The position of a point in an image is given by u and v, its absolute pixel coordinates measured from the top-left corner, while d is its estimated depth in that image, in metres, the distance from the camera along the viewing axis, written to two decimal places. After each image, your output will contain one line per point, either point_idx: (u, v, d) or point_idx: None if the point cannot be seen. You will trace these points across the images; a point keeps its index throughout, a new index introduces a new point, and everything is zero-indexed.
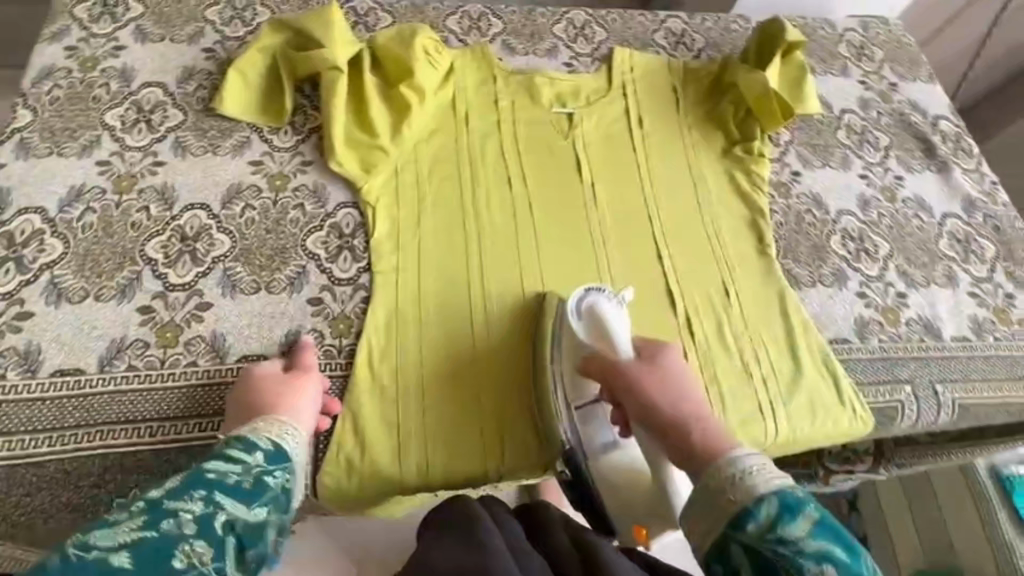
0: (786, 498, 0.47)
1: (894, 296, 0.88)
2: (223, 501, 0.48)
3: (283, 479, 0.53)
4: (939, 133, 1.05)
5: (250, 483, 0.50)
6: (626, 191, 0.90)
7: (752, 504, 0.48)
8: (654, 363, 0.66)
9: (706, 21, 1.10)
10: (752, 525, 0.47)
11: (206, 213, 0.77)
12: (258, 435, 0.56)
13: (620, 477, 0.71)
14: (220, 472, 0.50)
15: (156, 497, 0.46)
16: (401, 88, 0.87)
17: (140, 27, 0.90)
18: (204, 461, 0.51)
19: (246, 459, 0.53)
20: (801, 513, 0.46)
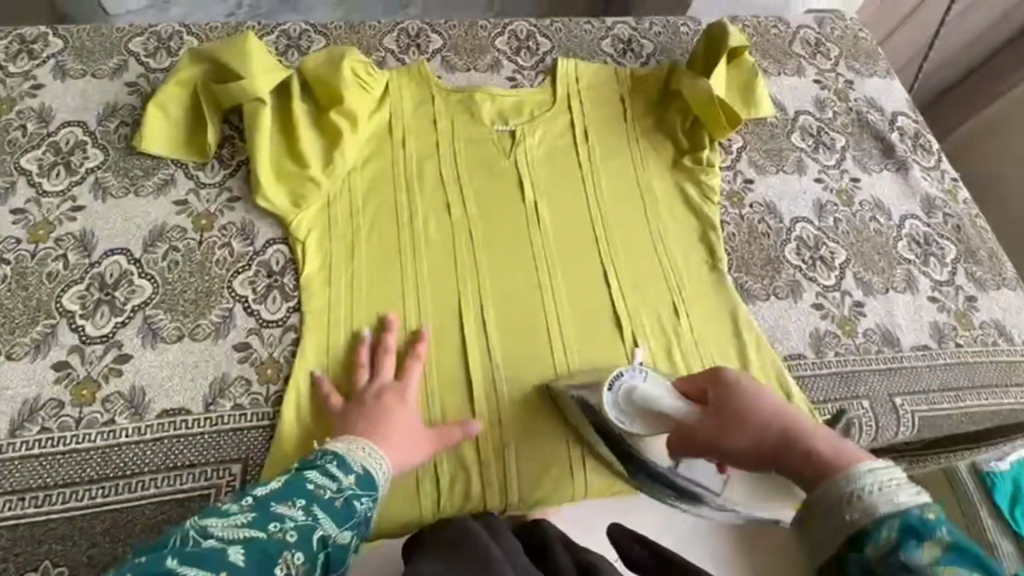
0: (909, 520, 0.42)
1: (851, 306, 0.85)
2: (319, 515, 0.55)
3: (368, 506, 0.59)
4: (897, 131, 1.02)
5: (341, 503, 0.57)
6: (572, 210, 0.87)
7: (870, 525, 0.43)
8: (722, 405, 0.57)
9: (655, 25, 1.07)
10: (872, 545, 0.43)
11: (127, 259, 0.74)
12: (353, 457, 0.61)
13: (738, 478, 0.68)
14: (318, 486, 0.57)
15: (265, 496, 0.54)
16: (331, 115, 0.84)
17: (59, 63, 0.87)
18: (307, 470, 0.59)
19: (341, 478, 0.59)
20: (928, 539, 0.41)
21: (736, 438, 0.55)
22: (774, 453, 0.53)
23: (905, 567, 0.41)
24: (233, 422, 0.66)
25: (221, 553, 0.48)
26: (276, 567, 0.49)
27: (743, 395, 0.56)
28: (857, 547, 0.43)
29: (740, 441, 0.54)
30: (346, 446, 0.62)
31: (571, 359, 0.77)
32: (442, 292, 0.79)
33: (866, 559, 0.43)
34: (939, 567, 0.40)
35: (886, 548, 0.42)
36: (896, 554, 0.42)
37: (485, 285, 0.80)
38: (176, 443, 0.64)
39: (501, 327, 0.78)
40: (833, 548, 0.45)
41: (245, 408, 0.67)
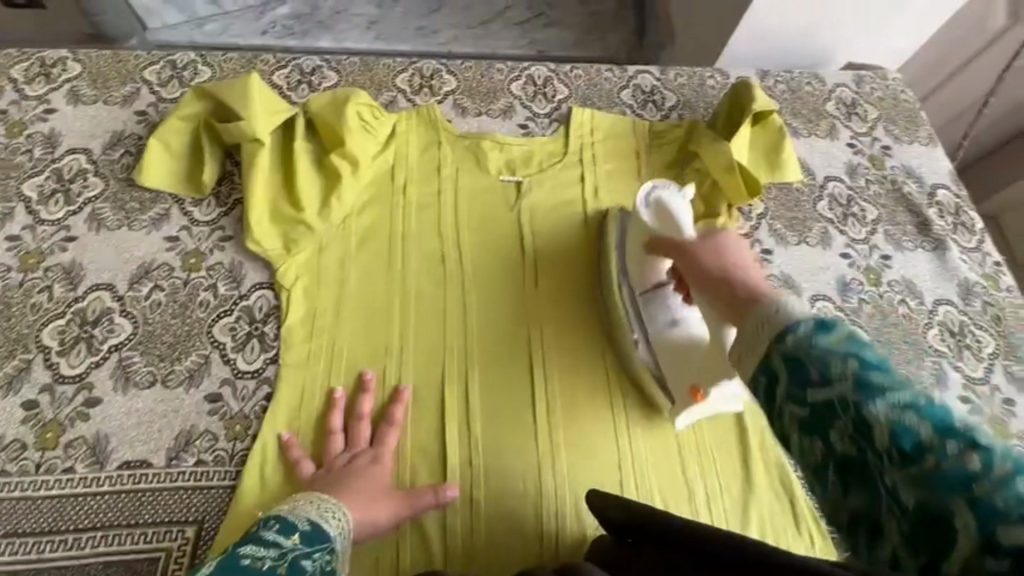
0: (823, 319, 0.40)
1: None
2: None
3: (322, 560, 0.52)
4: (935, 206, 0.95)
5: (287, 567, 0.49)
6: (572, 269, 0.83)
7: (791, 323, 0.40)
8: (709, 245, 0.57)
9: (680, 76, 1.02)
10: (791, 336, 0.40)
11: (111, 295, 0.73)
12: (297, 514, 0.56)
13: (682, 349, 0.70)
14: (255, 559, 0.47)
15: None
16: (332, 157, 0.82)
17: (74, 88, 0.88)
18: (232, 550, 0.48)
19: (282, 542, 0.51)
20: (836, 329, 0.39)
21: (706, 266, 0.55)
22: (730, 277, 0.52)
23: (814, 349, 0.38)
24: (194, 480, 0.64)
25: None
26: None
27: (738, 242, 0.57)
28: (779, 343, 0.40)
29: (709, 266, 0.54)
30: (296, 503, 0.59)
31: (557, 436, 0.72)
32: (426, 352, 0.75)
33: (784, 349, 0.40)
34: (844, 351, 0.38)
35: (805, 340, 0.39)
36: (811, 342, 0.39)
37: (472, 347, 0.76)
38: (133, 498, 0.62)
39: (484, 391, 0.74)
40: (762, 344, 0.41)
41: (209, 465, 0.65)
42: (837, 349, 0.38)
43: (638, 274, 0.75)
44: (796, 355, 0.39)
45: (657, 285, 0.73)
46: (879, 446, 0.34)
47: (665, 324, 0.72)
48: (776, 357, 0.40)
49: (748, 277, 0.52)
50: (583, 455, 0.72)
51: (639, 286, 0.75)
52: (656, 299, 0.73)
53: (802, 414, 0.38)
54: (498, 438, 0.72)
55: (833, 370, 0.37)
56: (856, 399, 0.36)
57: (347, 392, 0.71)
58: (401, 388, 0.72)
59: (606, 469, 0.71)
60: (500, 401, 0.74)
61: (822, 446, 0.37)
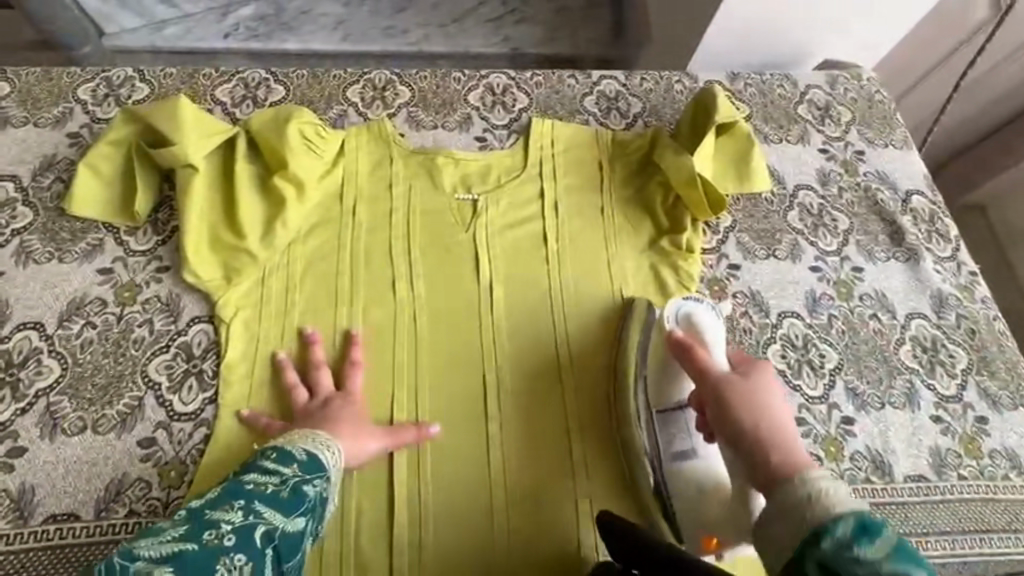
0: (862, 518, 0.44)
1: (838, 422, 0.75)
2: (263, 510, 0.54)
3: (321, 487, 0.58)
4: (909, 213, 0.92)
5: (287, 493, 0.56)
6: (529, 286, 0.80)
7: (830, 522, 0.45)
8: (749, 377, 0.58)
9: (646, 81, 0.98)
10: (828, 541, 0.44)
11: (39, 334, 0.69)
12: (295, 445, 0.60)
13: (699, 490, 0.64)
14: (258, 484, 0.55)
15: (198, 506, 0.53)
16: (275, 180, 0.78)
17: (3, 110, 0.83)
18: (243, 473, 0.57)
19: (282, 470, 0.57)
20: (879, 536, 0.43)
21: (743, 412, 0.56)
22: (763, 432, 0.54)
23: (857, 561, 0.43)
24: (124, 533, 0.61)
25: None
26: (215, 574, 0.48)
27: (774, 387, 0.58)
28: (813, 543, 0.45)
29: (746, 416, 0.55)
30: (282, 440, 0.61)
31: (511, 470, 0.70)
32: (377, 384, 0.72)
33: (821, 554, 0.44)
34: (889, 562, 0.42)
35: (841, 543, 0.44)
36: (854, 552, 0.43)
37: (424, 378, 0.73)
38: (60, 554, 0.59)
39: (436, 416, 0.72)
40: (795, 544, 0.46)
41: (141, 516, 0.62)
42: (883, 562, 0.42)
43: (655, 390, 0.70)
44: (830, 565, 0.44)
45: (673, 407, 0.68)
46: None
47: (678, 455, 0.66)
48: (810, 567, 0.44)
49: (782, 439, 0.54)
50: (536, 489, 0.70)
51: (654, 401, 0.70)
52: (676, 419, 0.68)
53: None
54: (450, 462, 0.70)
55: None
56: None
57: (294, 352, 0.72)
58: (351, 330, 0.74)
59: (559, 483, 0.70)
60: (452, 427, 0.71)
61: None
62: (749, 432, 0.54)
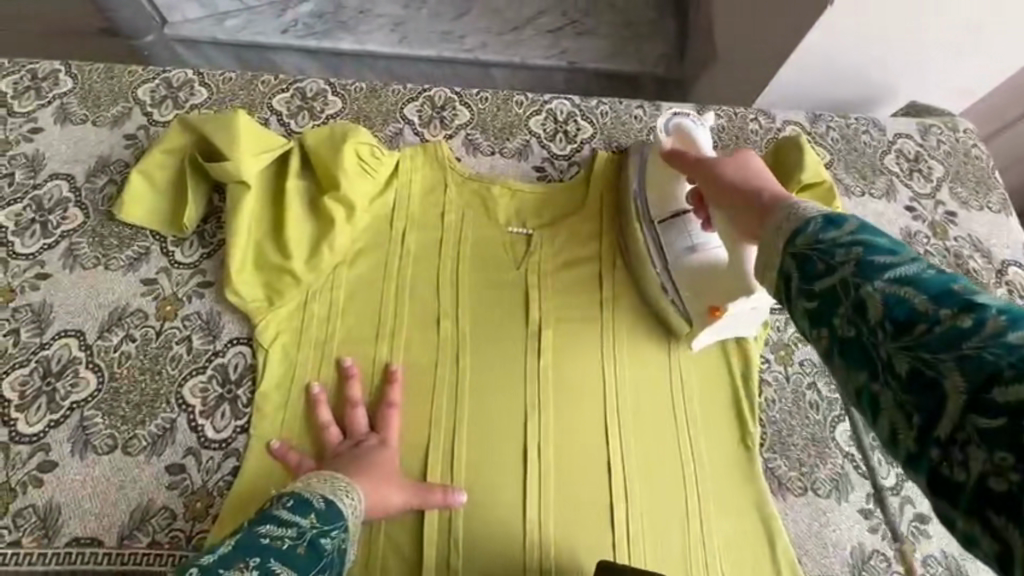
0: (830, 215, 0.38)
1: (910, 520, 0.69)
2: (279, 569, 0.49)
3: (338, 540, 0.55)
4: (1004, 286, 0.83)
5: (304, 548, 0.52)
6: (579, 321, 0.75)
7: (799, 225, 0.39)
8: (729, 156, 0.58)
9: (720, 117, 0.91)
10: (801, 237, 0.38)
11: (79, 343, 0.68)
12: (311, 490, 0.57)
13: (704, 272, 0.70)
14: (274, 538, 0.51)
15: (211, 564, 0.47)
16: (326, 200, 0.75)
17: (64, 105, 0.82)
18: (257, 524, 0.52)
19: (299, 520, 0.54)
20: (845, 223, 0.37)
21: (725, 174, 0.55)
22: (753, 182, 0.52)
23: (823, 245, 0.36)
24: (146, 564, 0.58)
25: None
26: None
27: (757, 158, 0.57)
28: (790, 245, 0.38)
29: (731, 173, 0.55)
30: (300, 484, 0.58)
31: (546, 515, 0.66)
32: (415, 430, 0.68)
33: (793, 249, 0.38)
34: (852, 236, 0.36)
35: (812, 237, 0.37)
36: (819, 238, 0.37)
37: (461, 420, 0.69)
38: None
39: (472, 450, 0.68)
40: (775, 253, 0.40)
41: (163, 548, 0.59)
42: (845, 238, 0.36)
43: (657, 207, 0.75)
44: (801, 252, 0.37)
45: (672, 216, 0.74)
46: (873, 321, 0.33)
47: (680, 249, 0.72)
48: (787, 262, 0.38)
49: (771, 184, 0.52)
50: (572, 538, 0.65)
51: (656, 214, 0.75)
52: (677, 227, 0.73)
53: (811, 310, 0.36)
54: (483, 504, 0.65)
55: (836, 253, 0.35)
56: (856, 280, 0.34)
57: (329, 385, 0.69)
58: (393, 371, 0.70)
59: (595, 522, 0.66)
60: (488, 466, 0.67)
61: (823, 328, 0.35)
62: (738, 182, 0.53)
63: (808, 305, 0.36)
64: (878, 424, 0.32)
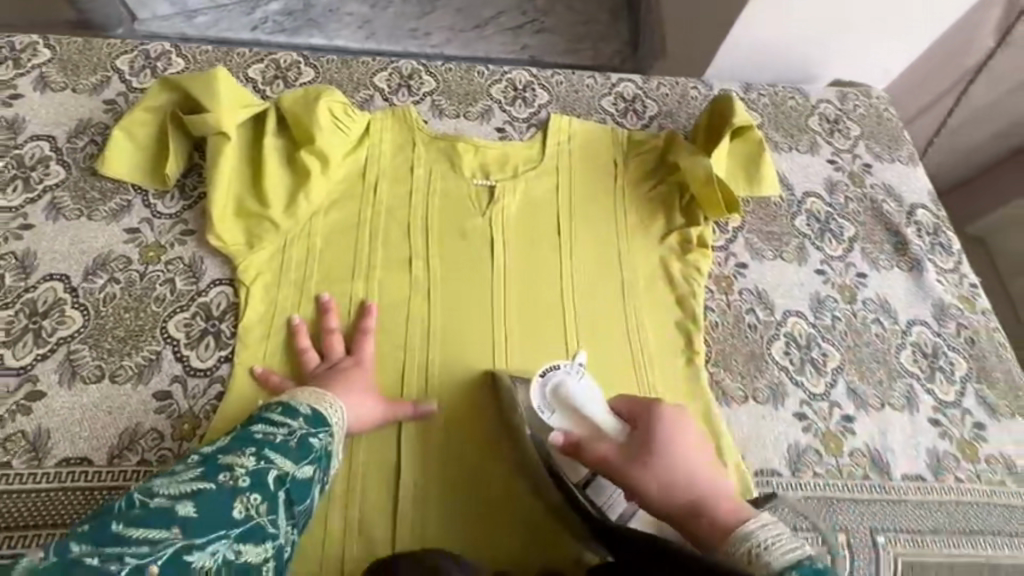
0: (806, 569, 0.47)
1: (839, 419, 0.77)
2: (274, 457, 0.56)
3: (327, 440, 0.60)
4: (913, 225, 0.94)
5: (295, 443, 0.58)
6: (539, 262, 0.82)
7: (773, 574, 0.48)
8: (648, 445, 0.58)
9: (663, 86, 1.01)
10: None
11: (64, 285, 0.71)
12: (299, 401, 0.62)
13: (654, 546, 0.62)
14: (267, 434, 0.57)
15: (210, 452, 0.55)
16: (301, 154, 0.80)
17: (43, 74, 0.86)
18: (252, 423, 0.59)
19: (290, 422, 0.59)
20: None
21: (653, 487, 0.57)
22: (686, 500, 0.56)
23: None
24: (135, 479, 0.62)
25: (167, 512, 0.49)
26: (234, 510, 0.51)
27: (669, 439, 0.58)
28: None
29: (662, 490, 0.56)
30: (286, 395, 0.63)
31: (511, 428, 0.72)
32: (387, 366, 0.73)
33: None
34: None
35: None
36: None
37: (433, 359, 0.74)
38: (70, 496, 0.60)
39: (443, 374, 0.74)
40: None
41: (152, 465, 0.63)
42: None
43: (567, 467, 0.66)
44: None
45: (586, 479, 0.65)
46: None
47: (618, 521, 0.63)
48: None
49: (699, 488, 0.56)
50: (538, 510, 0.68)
51: (571, 477, 0.66)
52: (597, 489, 0.64)
53: None
54: (451, 420, 0.72)
55: None
56: None
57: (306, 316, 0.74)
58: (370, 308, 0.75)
59: None
60: (458, 389, 0.73)
61: None
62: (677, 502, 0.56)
63: None
64: None
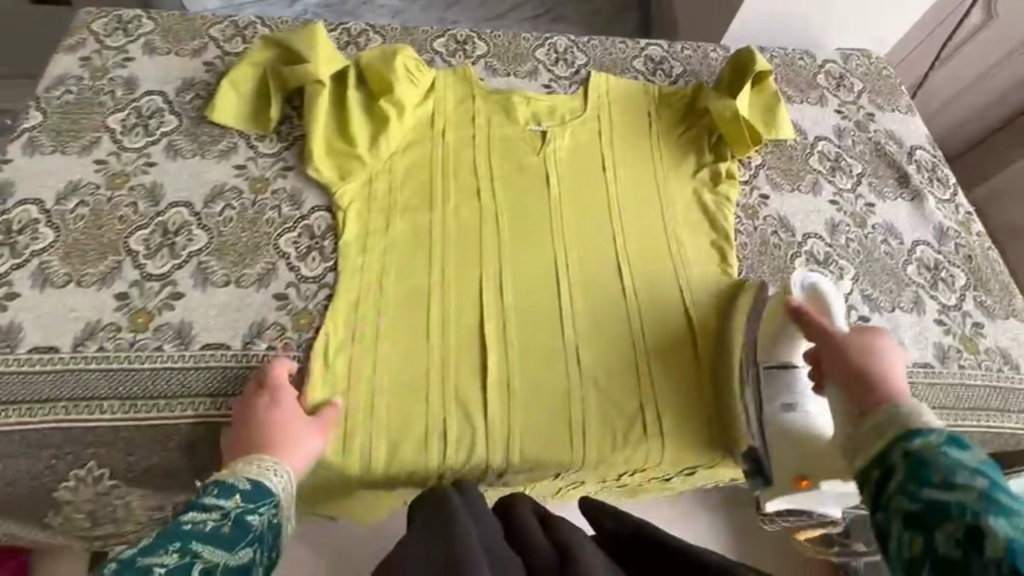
0: (959, 440, 0.48)
1: (856, 319, 0.88)
2: (201, 548, 0.51)
3: (266, 516, 0.60)
4: (914, 163, 1.06)
5: (229, 527, 0.55)
6: (589, 193, 0.94)
7: (924, 429, 0.50)
8: (869, 335, 0.65)
9: (686, 49, 1.14)
10: (920, 440, 0.49)
11: (188, 210, 0.82)
12: (237, 476, 0.62)
13: (800, 436, 0.75)
14: (197, 522, 0.54)
15: (127, 555, 0.48)
16: (381, 103, 0.92)
17: (149, 41, 0.98)
18: (179, 515, 0.55)
19: (223, 504, 0.58)
20: (970, 451, 0.47)
21: (854, 354, 0.62)
22: (880, 375, 0.59)
23: (948, 458, 0.47)
24: (267, 360, 0.74)
25: None
26: None
27: (888, 344, 0.64)
28: (906, 440, 0.49)
29: (860, 357, 0.61)
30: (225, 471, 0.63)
31: (577, 324, 0.83)
32: (467, 273, 0.84)
33: (907, 445, 0.49)
34: (973, 465, 0.46)
35: (935, 444, 0.48)
36: (937, 449, 0.47)
37: (507, 269, 0.85)
38: (215, 372, 0.72)
39: (516, 282, 0.85)
40: (879, 444, 0.51)
41: (280, 350, 0.75)
42: (966, 462, 0.46)
43: (764, 348, 0.78)
44: (913, 454, 0.48)
45: (780, 365, 0.77)
46: (987, 553, 0.40)
47: (786, 407, 0.76)
48: (895, 451, 0.49)
49: (892, 377, 0.59)
50: (629, 410, 0.79)
51: (761, 359, 0.78)
52: (779, 376, 0.77)
53: (910, 509, 0.45)
54: (524, 316, 0.82)
55: (959, 472, 0.45)
56: (975, 509, 0.42)
57: (395, 233, 0.85)
58: (275, 364, 0.72)
59: (615, 327, 0.84)
60: (529, 292, 0.84)
61: (926, 533, 0.43)
62: (864, 367, 0.60)
63: (912, 508, 0.45)
64: None
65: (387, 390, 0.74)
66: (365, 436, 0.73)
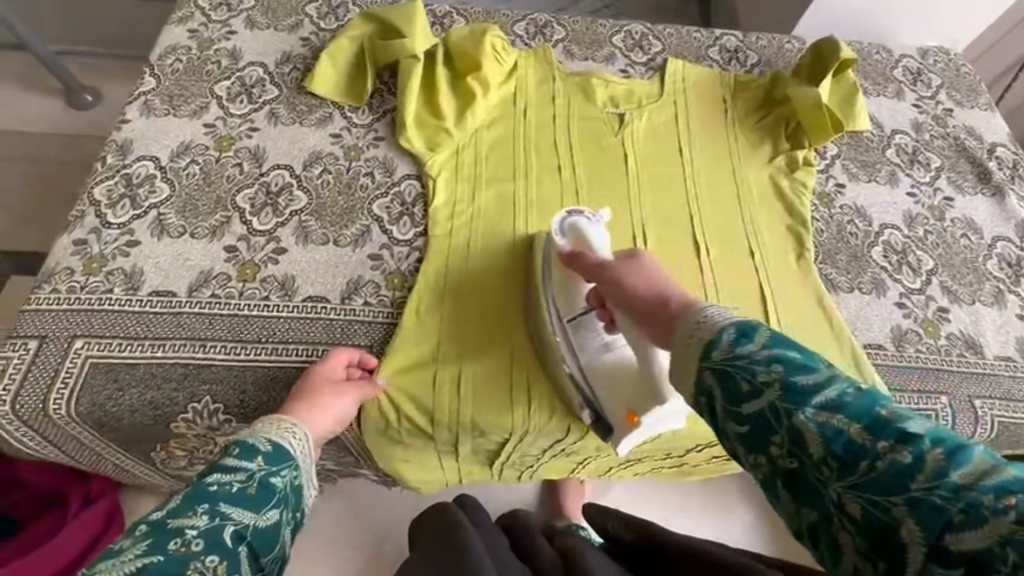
0: (741, 326, 0.45)
1: (935, 310, 0.88)
2: (229, 510, 0.48)
3: (288, 477, 0.56)
4: (995, 160, 1.05)
5: (255, 488, 0.52)
6: (665, 175, 0.96)
7: (712, 336, 0.46)
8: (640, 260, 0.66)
9: (762, 40, 1.14)
10: (717, 351, 0.45)
11: (289, 173, 0.87)
12: (257, 437, 0.58)
13: (614, 374, 0.74)
14: (222, 484, 0.50)
15: (158, 518, 0.45)
16: (468, 79, 0.95)
17: (250, 17, 1.03)
18: (203, 474, 0.51)
19: (248, 465, 0.54)
20: (756, 334, 0.44)
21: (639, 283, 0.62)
22: (663, 293, 0.59)
23: (742, 361, 0.43)
24: (364, 315, 0.79)
25: None
26: None
27: (653, 261, 0.67)
28: (706, 357, 0.45)
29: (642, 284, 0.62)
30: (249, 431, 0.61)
31: None
32: None
33: (711, 363, 0.45)
34: (765, 350, 0.43)
35: (727, 349, 0.44)
36: (734, 352, 0.44)
37: None
38: (317, 323, 0.77)
39: None
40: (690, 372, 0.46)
41: (373, 307, 0.79)
42: (759, 352, 0.43)
43: (565, 301, 0.77)
44: (721, 367, 0.44)
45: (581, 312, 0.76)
46: (814, 453, 0.38)
47: (592, 349, 0.75)
48: (706, 376, 0.45)
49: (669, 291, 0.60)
50: None
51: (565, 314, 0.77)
52: (585, 323, 0.75)
53: (743, 431, 0.42)
54: None
55: (757, 370, 0.42)
56: (787, 404, 0.40)
57: (480, 203, 0.88)
58: (337, 350, 0.74)
59: None
60: None
61: (765, 453, 0.41)
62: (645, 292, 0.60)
63: (743, 426, 0.42)
64: (840, 559, 0.37)
65: (473, 346, 0.79)
66: (451, 385, 0.77)
